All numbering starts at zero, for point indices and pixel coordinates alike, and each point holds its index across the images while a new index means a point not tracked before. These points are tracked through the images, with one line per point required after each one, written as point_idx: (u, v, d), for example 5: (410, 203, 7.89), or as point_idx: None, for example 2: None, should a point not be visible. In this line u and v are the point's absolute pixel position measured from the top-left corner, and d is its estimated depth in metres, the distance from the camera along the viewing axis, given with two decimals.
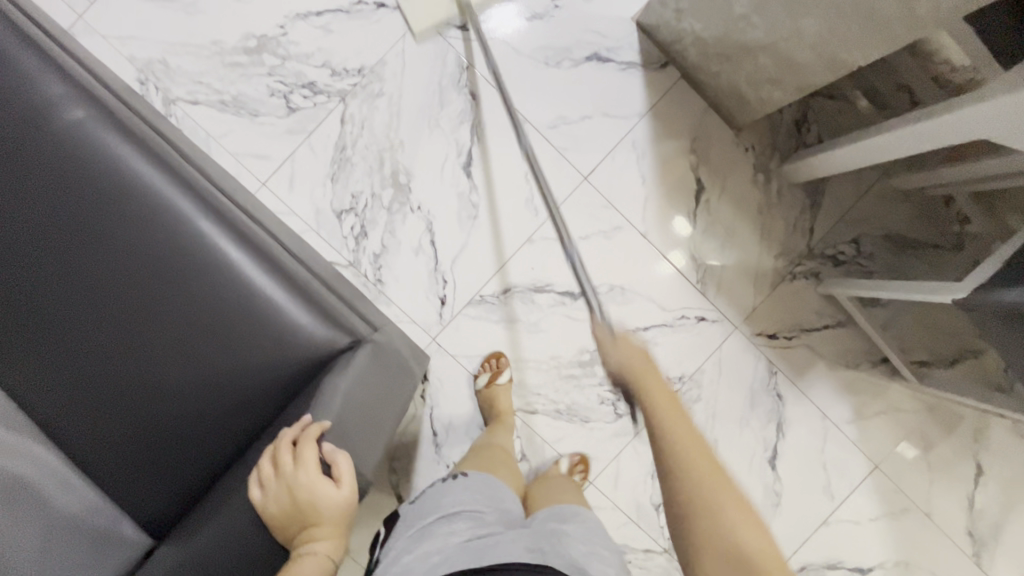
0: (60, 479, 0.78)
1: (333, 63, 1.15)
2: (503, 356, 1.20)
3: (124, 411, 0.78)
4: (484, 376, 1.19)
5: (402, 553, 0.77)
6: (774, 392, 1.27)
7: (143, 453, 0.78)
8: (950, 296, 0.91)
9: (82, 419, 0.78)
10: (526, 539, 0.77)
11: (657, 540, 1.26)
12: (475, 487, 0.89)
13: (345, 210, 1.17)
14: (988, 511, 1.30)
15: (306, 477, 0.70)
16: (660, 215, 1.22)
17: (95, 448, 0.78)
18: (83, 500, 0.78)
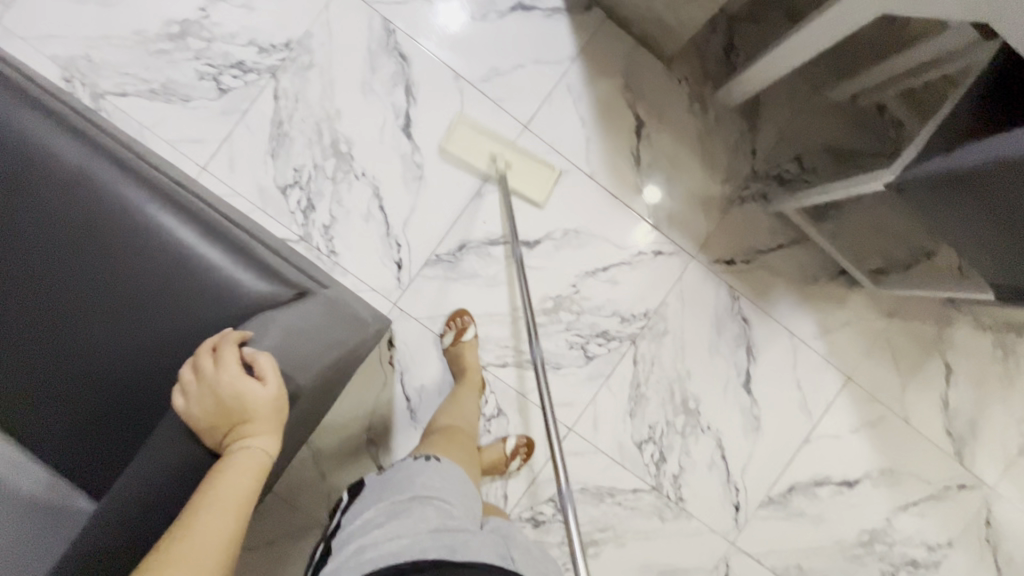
0: (12, 462, 0.81)
1: (259, 40, 1.15)
2: (467, 314, 1.20)
3: (73, 384, 0.78)
4: (450, 335, 1.18)
5: (369, 530, 0.72)
6: (739, 317, 1.28)
7: (100, 422, 0.78)
8: (880, 180, 0.99)
9: (36, 400, 0.79)
10: (494, 545, 0.71)
11: (644, 479, 1.27)
12: (449, 474, 0.84)
13: (289, 185, 1.17)
14: (962, 408, 1.34)
15: (229, 374, 0.63)
16: (605, 155, 1.23)
17: (57, 424, 0.80)
18: (37, 478, 0.81)
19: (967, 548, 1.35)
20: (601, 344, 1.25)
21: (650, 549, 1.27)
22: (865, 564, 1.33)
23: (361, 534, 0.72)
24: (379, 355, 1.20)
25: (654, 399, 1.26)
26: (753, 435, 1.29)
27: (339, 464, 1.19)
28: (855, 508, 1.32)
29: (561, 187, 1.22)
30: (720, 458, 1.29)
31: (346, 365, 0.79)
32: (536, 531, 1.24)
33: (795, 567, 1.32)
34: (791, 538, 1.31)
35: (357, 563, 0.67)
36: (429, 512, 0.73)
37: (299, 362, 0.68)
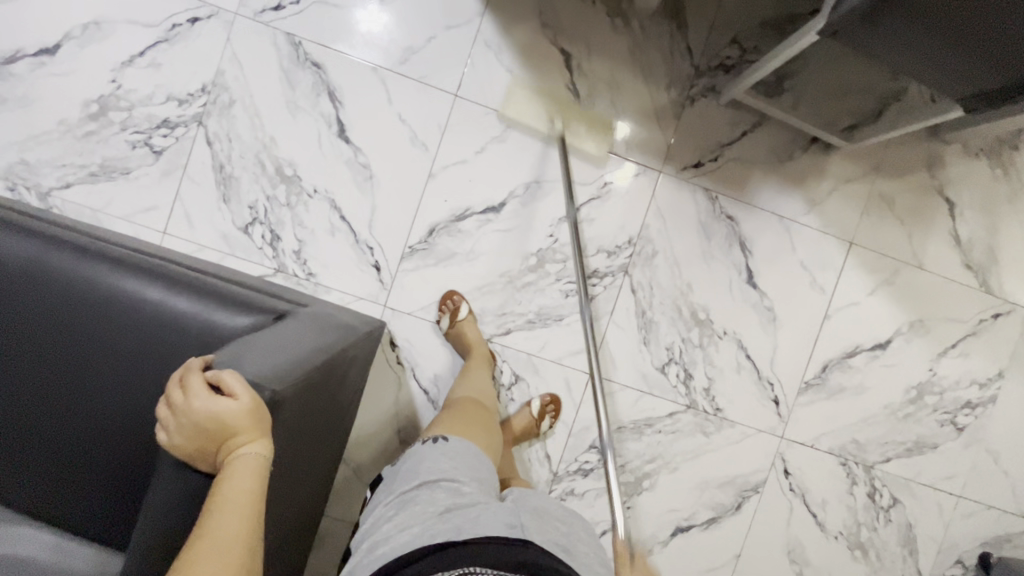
0: (57, 547, 0.83)
1: (175, 92, 1.15)
2: (457, 294, 1.20)
3: (93, 460, 0.81)
4: (446, 318, 1.19)
5: (380, 526, 0.72)
6: (723, 215, 1.26)
7: (132, 486, 0.81)
8: (812, 32, 0.97)
9: (67, 485, 0.82)
10: (507, 515, 0.70)
11: (677, 401, 1.26)
12: (457, 453, 0.83)
13: (250, 223, 1.17)
14: (975, 238, 1.30)
15: (200, 399, 0.60)
16: (544, 98, 1.21)
17: (95, 501, 0.83)
18: (86, 557, 0.83)
19: (1020, 373, 1.32)
20: (594, 285, 1.24)
21: (703, 465, 1.28)
22: (919, 419, 1.31)
23: (373, 530, 0.73)
24: (386, 358, 1.20)
25: (663, 321, 1.25)
26: (772, 326, 1.27)
27: (381, 471, 1.21)
28: (895, 368, 1.30)
29: (509, 143, 1.21)
30: (745, 359, 1.27)
31: (336, 371, 0.80)
32: (587, 480, 1.26)
33: (851, 441, 1.31)
34: (838, 415, 1.30)
35: (371, 559, 0.67)
36: (438, 494, 0.74)
37: (267, 370, 0.65)
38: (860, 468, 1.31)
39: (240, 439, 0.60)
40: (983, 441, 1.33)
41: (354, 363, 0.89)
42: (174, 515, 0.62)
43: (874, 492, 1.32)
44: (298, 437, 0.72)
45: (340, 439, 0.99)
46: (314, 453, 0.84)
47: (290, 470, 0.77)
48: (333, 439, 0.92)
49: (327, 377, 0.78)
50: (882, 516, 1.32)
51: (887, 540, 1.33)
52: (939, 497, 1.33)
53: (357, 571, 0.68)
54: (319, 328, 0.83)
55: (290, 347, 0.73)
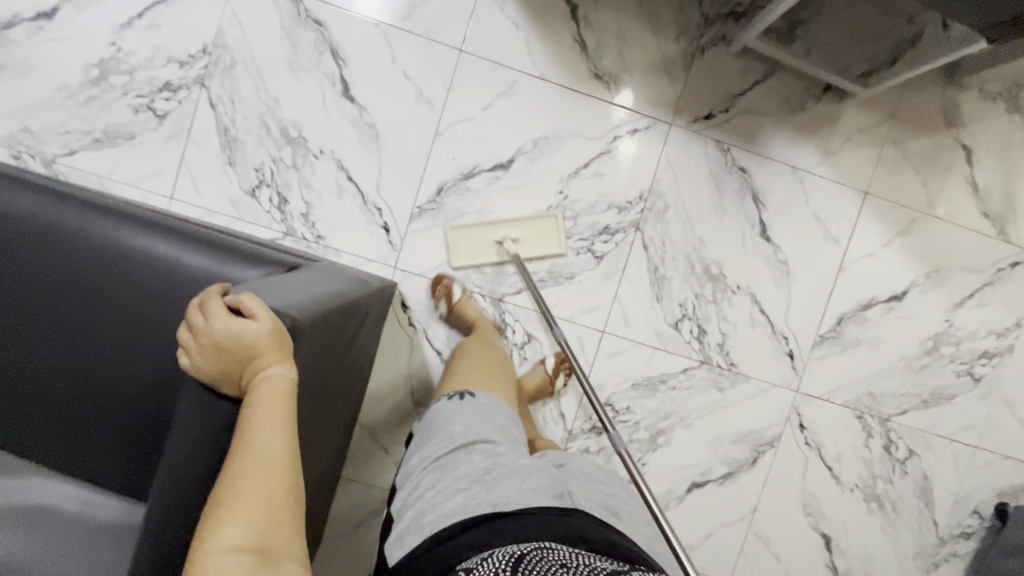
0: (81, 498, 0.83)
1: (176, 54, 1.13)
2: (449, 277, 1.19)
3: (114, 413, 0.81)
4: (442, 302, 1.17)
5: (422, 494, 0.72)
6: (735, 167, 1.24)
7: (153, 439, 0.82)
8: None
9: (88, 440, 0.82)
10: (552, 485, 0.69)
11: (691, 357, 1.26)
12: (481, 411, 0.83)
13: (256, 186, 1.16)
14: (992, 185, 1.27)
15: (221, 322, 0.60)
16: (550, 51, 1.19)
17: (116, 457, 0.83)
18: (111, 508, 0.83)
19: None
20: (606, 242, 1.22)
21: (718, 421, 1.27)
22: (935, 370, 1.30)
23: (413, 500, 0.72)
24: (397, 320, 1.20)
25: (675, 276, 1.24)
26: (786, 280, 1.26)
27: (396, 432, 1.21)
28: (910, 320, 1.29)
29: (516, 99, 1.19)
30: (759, 313, 1.26)
31: (350, 321, 0.80)
32: (602, 437, 1.26)
33: (867, 394, 1.30)
34: (854, 368, 1.29)
35: (417, 528, 0.67)
36: (474, 458, 0.73)
37: (285, 303, 0.65)
38: (876, 421, 1.31)
39: (263, 361, 0.59)
40: (1000, 391, 1.32)
41: (368, 316, 0.88)
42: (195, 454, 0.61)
43: (889, 445, 1.31)
44: (314, 383, 0.72)
45: (355, 396, 0.99)
46: (329, 405, 0.85)
47: (307, 420, 0.77)
48: (347, 394, 0.92)
49: (341, 327, 0.77)
50: (898, 468, 1.32)
51: (904, 491, 1.32)
52: (955, 449, 1.33)
53: (404, 541, 0.67)
54: (332, 279, 0.82)
55: (305, 291, 0.72)
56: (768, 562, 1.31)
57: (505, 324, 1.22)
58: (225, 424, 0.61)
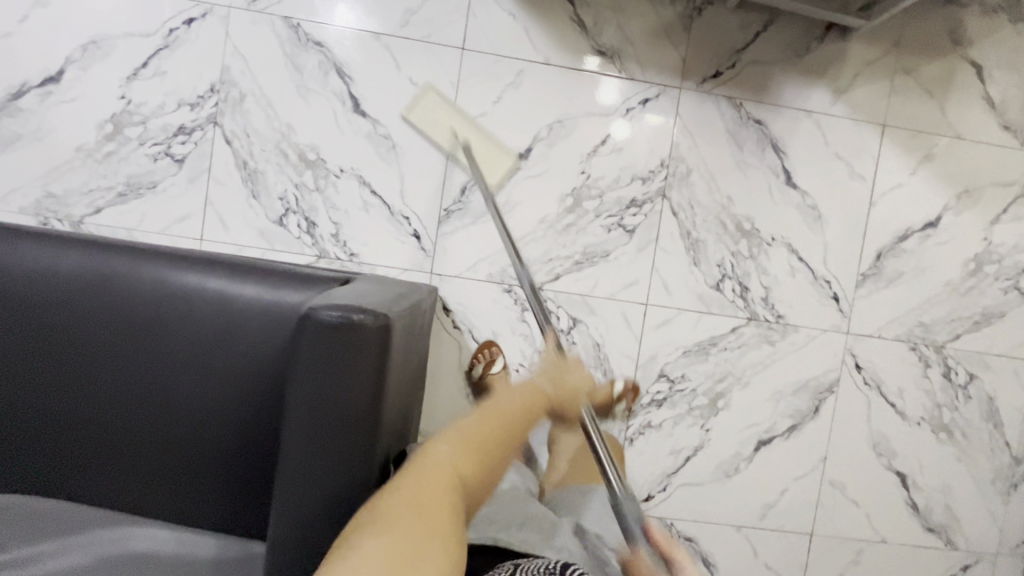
0: (177, 539, 0.81)
1: (185, 98, 1.14)
2: (494, 343, 1.19)
3: (201, 448, 0.81)
4: (480, 367, 1.17)
5: None
6: (751, 121, 1.23)
7: (237, 471, 0.82)
8: None
9: (174, 481, 0.82)
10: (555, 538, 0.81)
11: (737, 315, 1.25)
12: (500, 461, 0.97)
13: (284, 214, 1.17)
14: (1007, 98, 1.27)
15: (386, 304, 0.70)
16: (550, 36, 1.19)
17: (204, 493, 0.82)
18: (206, 545, 0.81)
19: None
20: (635, 215, 1.22)
21: (774, 375, 1.27)
22: (982, 291, 1.30)
23: None
24: (442, 325, 1.20)
25: (709, 238, 1.24)
26: (818, 223, 1.26)
27: None
28: (949, 245, 1.28)
29: (524, 88, 1.19)
30: (798, 261, 1.26)
31: (416, 319, 0.81)
32: (662, 409, 1.25)
33: (918, 325, 1.29)
34: (900, 300, 1.28)
35: None
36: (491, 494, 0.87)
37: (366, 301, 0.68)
38: (931, 350, 1.30)
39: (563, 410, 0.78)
40: None
41: (427, 317, 0.89)
42: (317, 459, 0.66)
43: (948, 372, 1.30)
44: (398, 381, 0.73)
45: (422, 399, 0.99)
46: (406, 407, 0.85)
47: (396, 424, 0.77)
48: (417, 395, 0.92)
49: (413, 326, 0.79)
50: (961, 395, 1.31)
51: (971, 416, 1.31)
52: (1015, 366, 1.32)
53: None
54: (392, 286, 0.83)
55: (378, 294, 0.74)
56: (846, 508, 1.30)
57: (549, 311, 1.22)
58: (339, 412, 0.65)
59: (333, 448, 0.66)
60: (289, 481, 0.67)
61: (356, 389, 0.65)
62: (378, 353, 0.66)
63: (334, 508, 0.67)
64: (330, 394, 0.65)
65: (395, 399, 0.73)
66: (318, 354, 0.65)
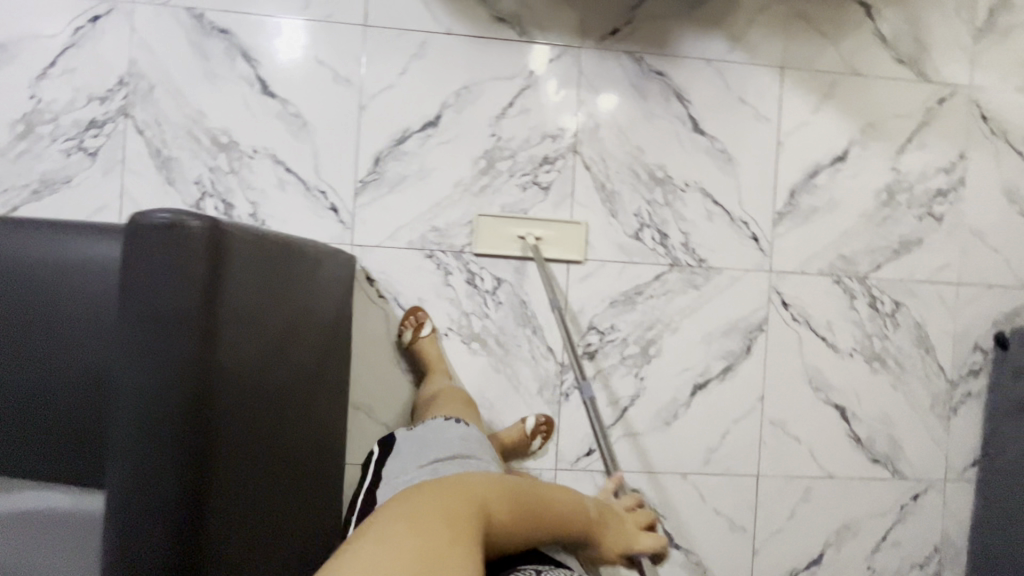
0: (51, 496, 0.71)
1: (95, 92, 1.16)
2: (422, 310, 1.21)
3: (51, 407, 0.74)
4: (410, 332, 1.19)
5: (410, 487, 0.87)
6: (653, 73, 1.27)
7: (85, 430, 0.74)
8: None
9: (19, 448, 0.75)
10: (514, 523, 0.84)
11: (659, 262, 1.27)
12: (473, 439, 1.01)
13: (200, 198, 1.18)
14: (898, 33, 1.32)
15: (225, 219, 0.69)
16: (449, 6, 1.23)
17: (49, 460, 0.74)
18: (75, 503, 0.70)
19: (980, 150, 1.34)
20: (548, 172, 1.25)
21: (703, 319, 1.28)
22: (897, 219, 1.33)
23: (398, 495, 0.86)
24: (367, 295, 1.22)
25: (624, 189, 1.26)
26: (730, 166, 1.29)
27: (394, 407, 1.23)
28: (860, 177, 1.32)
29: (428, 58, 1.22)
30: (714, 205, 1.28)
31: (280, 254, 0.80)
32: (594, 362, 1.26)
33: (839, 258, 1.31)
34: (818, 235, 1.31)
35: None
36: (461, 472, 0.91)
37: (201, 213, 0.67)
38: (855, 281, 1.32)
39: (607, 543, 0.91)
40: (964, 224, 1.34)
41: (305, 260, 0.88)
42: (150, 375, 0.62)
43: (875, 302, 1.32)
44: (247, 302, 0.71)
45: (326, 354, 0.96)
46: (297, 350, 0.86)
47: (256, 354, 0.74)
48: (308, 345, 0.90)
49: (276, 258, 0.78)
50: (889, 323, 1.33)
51: (902, 344, 1.33)
52: (940, 290, 1.34)
53: None
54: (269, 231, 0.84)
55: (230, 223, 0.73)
56: (789, 446, 1.31)
57: (473, 274, 1.24)
58: (167, 317, 0.62)
59: (163, 363, 0.62)
60: (121, 404, 0.63)
61: (184, 291, 0.63)
62: (209, 261, 0.64)
63: (173, 430, 0.63)
64: (153, 304, 0.62)
65: (241, 325, 0.70)
66: (142, 257, 0.62)
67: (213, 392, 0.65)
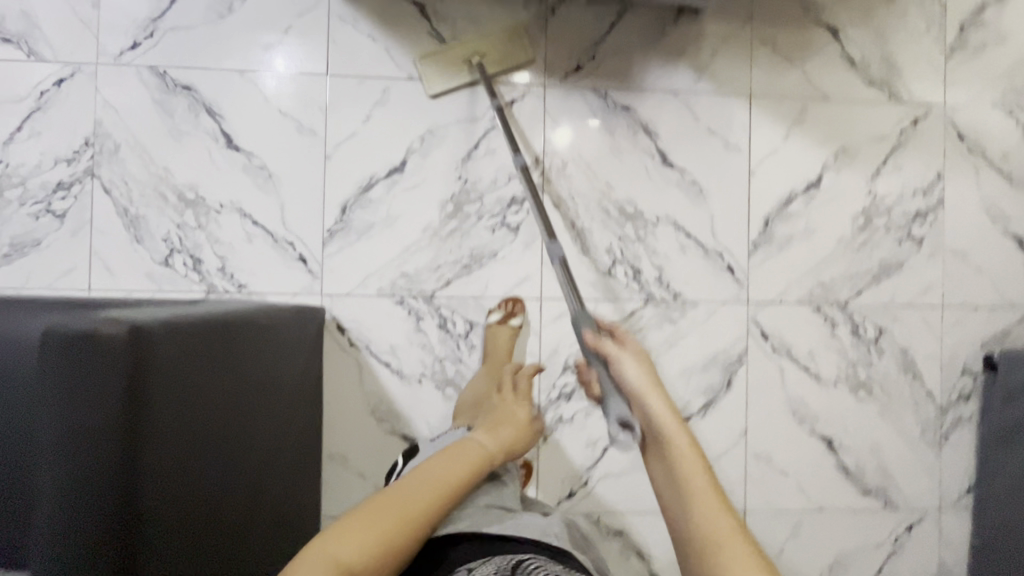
0: None
1: (61, 154, 1.17)
2: (519, 300, 1.23)
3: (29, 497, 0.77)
4: (498, 314, 1.22)
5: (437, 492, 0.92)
6: (619, 108, 1.26)
7: None
8: None
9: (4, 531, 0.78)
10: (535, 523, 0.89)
11: (634, 298, 1.26)
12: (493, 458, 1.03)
13: (169, 254, 1.19)
14: (867, 55, 1.30)
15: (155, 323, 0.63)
16: (411, 51, 1.23)
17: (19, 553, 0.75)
18: None
19: (958, 169, 1.32)
20: (517, 212, 1.24)
21: (680, 354, 1.26)
22: (876, 244, 1.30)
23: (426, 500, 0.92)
24: (338, 344, 1.21)
25: (595, 226, 1.25)
26: (701, 198, 1.27)
27: (370, 456, 1.22)
28: (835, 203, 1.29)
29: (392, 104, 1.22)
30: (686, 237, 1.27)
31: (209, 342, 0.74)
32: (572, 402, 1.24)
33: (818, 285, 1.29)
34: (795, 263, 1.29)
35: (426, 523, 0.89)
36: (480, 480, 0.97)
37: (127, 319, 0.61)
38: (836, 309, 1.29)
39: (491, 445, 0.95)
40: (946, 245, 1.31)
41: (239, 341, 0.82)
42: (54, 505, 0.55)
43: (857, 329, 1.30)
44: (176, 406, 0.65)
45: (278, 430, 0.95)
46: (252, 422, 0.85)
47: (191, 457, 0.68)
48: (248, 432, 0.83)
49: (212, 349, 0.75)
50: (873, 350, 1.30)
51: (887, 371, 1.30)
52: (923, 314, 1.31)
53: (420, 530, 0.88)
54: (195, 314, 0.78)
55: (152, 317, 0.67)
56: (776, 480, 1.28)
57: (444, 318, 1.23)
58: (75, 443, 0.55)
59: (69, 491, 0.55)
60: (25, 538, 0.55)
61: (97, 411, 0.56)
62: (123, 375, 0.57)
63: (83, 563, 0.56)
64: (59, 423, 0.55)
65: (169, 433, 0.64)
66: (46, 376, 0.55)
67: (131, 517, 0.58)
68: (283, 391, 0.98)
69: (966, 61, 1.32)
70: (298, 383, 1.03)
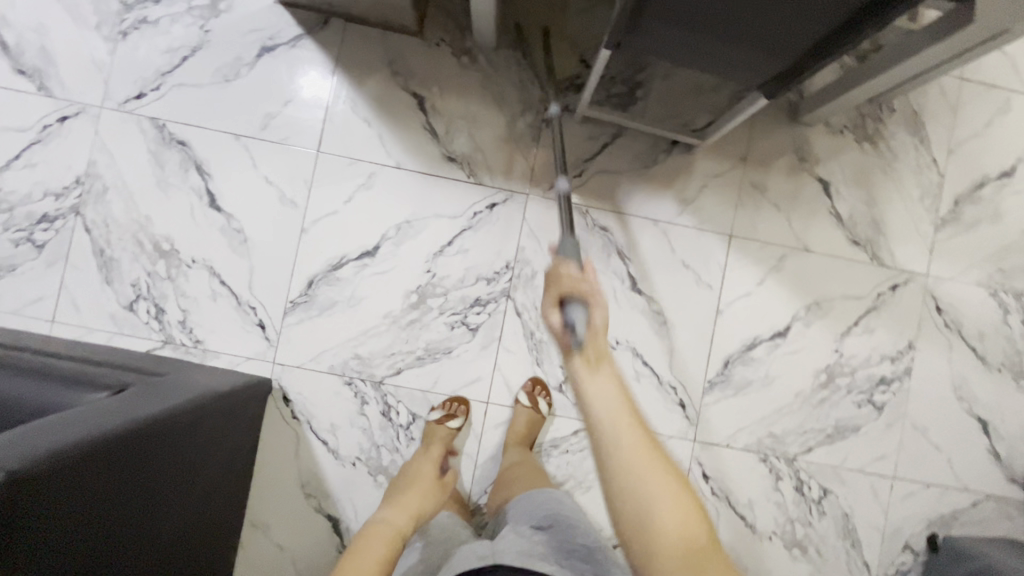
0: None
1: (52, 188, 1.21)
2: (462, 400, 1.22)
3: None
4: (439, 414, 1.21)
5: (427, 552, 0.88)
6: (598, 228, 1.27)
7: None
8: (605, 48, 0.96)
9: None
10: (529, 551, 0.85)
11: (580, 417, 1.25)
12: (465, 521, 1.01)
13: (134, 300, 1.21)
14: (856, 213, 1.29)
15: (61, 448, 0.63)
16: (403, 141, 1.25)
17: None
18: None
19: (930, 342, 1.30)
20: (478, 313, 1.25)
21: None
22: (834, 403, 1.28)
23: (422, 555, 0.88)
24: (281, 414, 1.22)
25: (553, 339, 1.26)
26: (664, 329, 1.27)
27: (291, 529, 1.22)
28: (799, 355, 1.28)
29: (376, 188, 1.24)
30: (642, 365, 1.26)
31: (132, 451, 0.72)
32: None
33: (768, 436, 1.27)
34: (748, 410, 1.27)
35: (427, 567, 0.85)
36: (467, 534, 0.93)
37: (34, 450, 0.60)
38: (783, 462, 1.27)
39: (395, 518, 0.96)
40: (906, 416, 1.29)
41: (170, 435, 0.81)
42: None
43: (802, 486, 1.27)
44: (83, 528, 0.65)
45: (203, 505, 0.95)
46: (175, 506, 0.86)
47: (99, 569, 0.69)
48: (162, 522, 0.82)
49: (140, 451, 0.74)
50: (814, 509, 1.27)
51: (826, 533, 1.27)
52: (872, 482, 1.28)
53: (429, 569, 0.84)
54: (120, 412, 0.76)
55: (60, 434, 0.65)
56: None
57: (389, 406, 1.23)
58: None
59: None
60: None
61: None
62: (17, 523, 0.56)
63: None
64: None
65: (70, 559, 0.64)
66: None
67: None
68: (214, 470, 0.98)
69: (956, 235, 1.30)
70: (230, 456, 1.04)
